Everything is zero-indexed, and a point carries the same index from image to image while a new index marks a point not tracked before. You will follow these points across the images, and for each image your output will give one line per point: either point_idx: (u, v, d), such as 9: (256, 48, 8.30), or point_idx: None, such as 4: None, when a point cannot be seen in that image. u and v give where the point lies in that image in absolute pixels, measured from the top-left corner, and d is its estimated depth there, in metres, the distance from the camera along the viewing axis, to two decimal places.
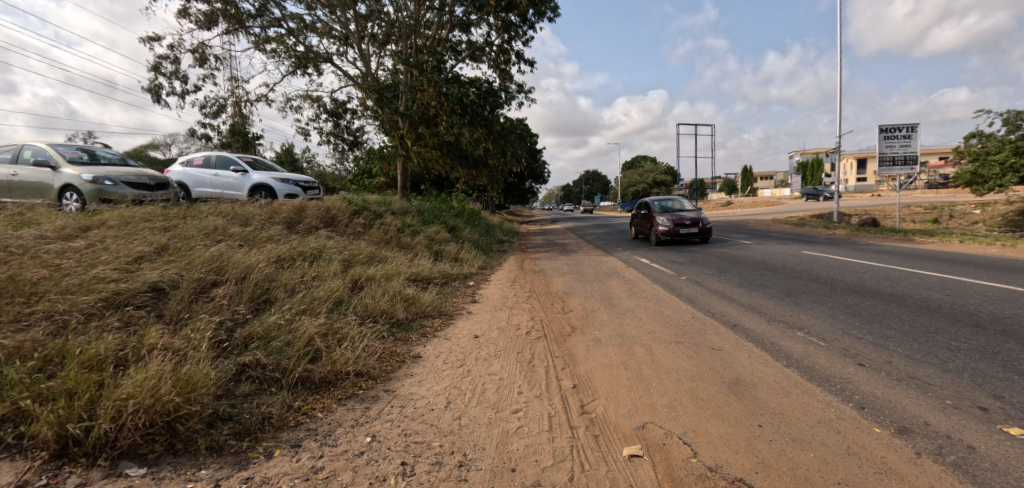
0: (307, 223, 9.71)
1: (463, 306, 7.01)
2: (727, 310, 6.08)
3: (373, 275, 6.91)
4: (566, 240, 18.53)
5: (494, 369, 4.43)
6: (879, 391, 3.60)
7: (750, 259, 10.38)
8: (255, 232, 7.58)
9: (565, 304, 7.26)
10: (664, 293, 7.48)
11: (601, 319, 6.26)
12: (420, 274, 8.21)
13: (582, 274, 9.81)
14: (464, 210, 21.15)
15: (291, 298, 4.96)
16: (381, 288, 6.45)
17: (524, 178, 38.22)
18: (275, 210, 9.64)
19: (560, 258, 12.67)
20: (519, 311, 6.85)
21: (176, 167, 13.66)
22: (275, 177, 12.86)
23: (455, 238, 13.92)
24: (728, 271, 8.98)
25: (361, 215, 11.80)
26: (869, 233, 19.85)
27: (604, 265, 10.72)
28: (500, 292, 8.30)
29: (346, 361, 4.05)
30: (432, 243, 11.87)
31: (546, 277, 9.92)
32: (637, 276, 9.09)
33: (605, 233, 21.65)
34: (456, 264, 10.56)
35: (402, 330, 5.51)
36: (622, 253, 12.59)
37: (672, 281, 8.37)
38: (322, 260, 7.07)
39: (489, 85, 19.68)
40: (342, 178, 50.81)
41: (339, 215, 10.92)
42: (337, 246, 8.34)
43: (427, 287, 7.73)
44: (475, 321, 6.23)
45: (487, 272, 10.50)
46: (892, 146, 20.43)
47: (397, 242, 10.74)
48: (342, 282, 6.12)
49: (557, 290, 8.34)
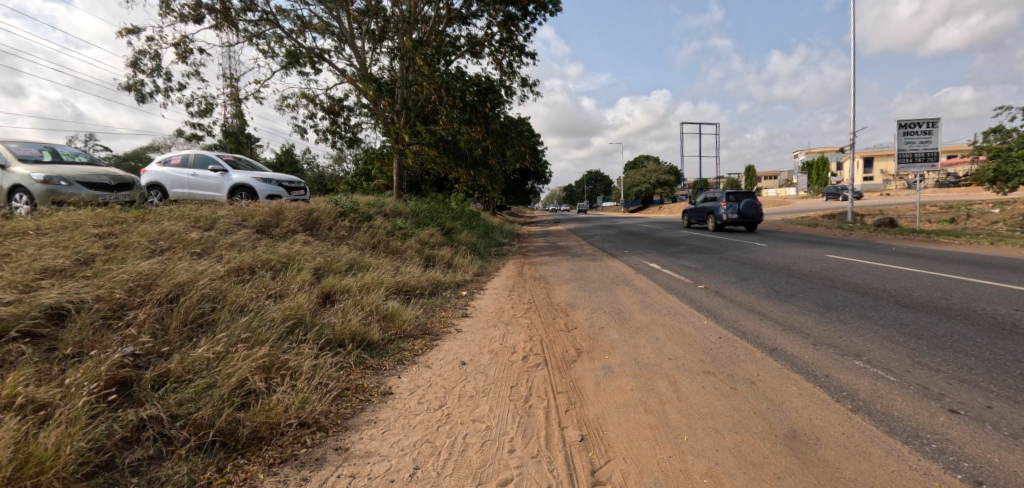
0: (285, 228, 8.84)
1: (452, 322, 6.12)
2: (760, 329, 5.16)
3: (349, 286, 6.03)
4: (568, 243, 17.57)
5: (481, 413, 3.52)
6: (997, 459, 2.69)
7: (772, 264, 9.45)
8: (219, 238, 6.73)
9: (568, 318, 6.32)
10: (681, 305, 6.57)
11: (611, 338, 5.34)
12: (405, 284, 7.31)
13: (588, 282, 8.91)
14: (463, 212, 20.25)
15: (235, 320, 4.09)
16: (355, 301, 5.56)
17: (525, 178, 37.25)
18: (249, 213, 8.78)
19: (562, 263, 11.74)
20: (515, 327, 5.92)
21: (152, 167, 12.81)
22: (257, 176, 11.97)
23: (450, 242, 13.02)
24: (751, 279, 8.06)
25: (347, 217, 10.92)
26: (888, 234, 18.83)
27: (610, 271, 9.81)
28: (495, 303, 7.38)
29: (290, 407, 3.16)
30: (424, 248, 10.98)
31: (548, 284, 9.00)
32: (648, 285, 8.17)
33: (610, 234, 20.75)
34: (449, 270, 9.67)
35: (375, 356, 4.61)
36: (630, 257, 11.67)
37: (689, 290, 7.47)
38: (291, 269, 6.20)
39: (488, 81, 18.78)
40: (342, 179, 49.99)
41: (322, 218, 10.06)
42: (313, 252, 7.47)
43: (413, 300, 6.84)
44: (463, 341, 5.31)
45: (483, 279, 9.61)
46: (912, 142, 19.40)
47: (385, 246, 9.86)
48: (309, 297, 5.25)
49: (561, 301, 7.43)
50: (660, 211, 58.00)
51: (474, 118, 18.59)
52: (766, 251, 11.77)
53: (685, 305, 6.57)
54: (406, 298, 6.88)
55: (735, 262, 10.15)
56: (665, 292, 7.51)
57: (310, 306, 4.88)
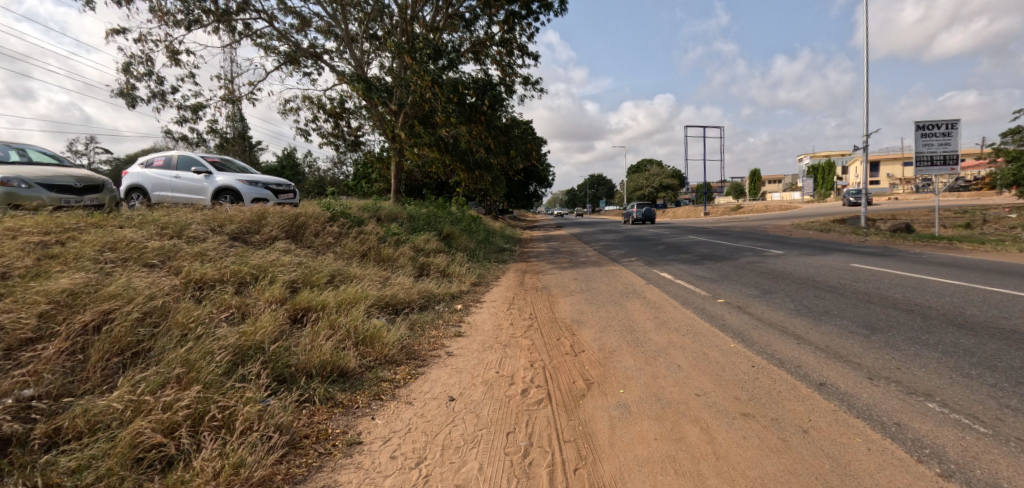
0: (266, 234, 8.16)
1: (443, 343, 5.40)
2: (798, 355, 4.43)
3: (325, 301, 5.33)
4: (572, 248, 16.85)
5: (470, 475, 2.81)
6: None
7: (794, 274, 8.70)
8: (186, 246, 6.05)
9: (575, 338, 5.61)
10: (700, 323, 5.86)
11: (624, 365, 4.61)
12: (392, 297, 6.61)
13: (595, 293, 8.19)
14: (464, 216, 19.56)
15: (170, 347, 3.46)
16: (331, 320, 4.87)
17: (527, 181, 36.52)
18: (227, 218, 8.09)
19: (566, 270, 11.04)
20: (515, 350, 5.20)
21: (135, 169, 12.15)
22: (242, 178, 11.27)
23: (447, 248, 12.33)
24: (775, 292, 7.31)
25: (336, 222, 10.22)
26: (906, 239, 18.04)
27: (618, 281, 9.07)
28: (493, 318, 6.69)
29: (217, 475, 2.54)
30: (418, 255, 10.30)
31: (551, 296, 8.31)
32: (661, 297, 7.45)
33: (615, 239, 20.02)
34: (444, 280, 8.95)
35: (347, 390, 3.92)
36: (638, 265, 10.92)
37: (707, 305, 6.75)
38: (262, 282, 5.53)
39: (489, 79, 18.10)
40: (342, 181, 49.27)
41: (309, 223, 9.37)
42: (293, 261, 6.79)
43: (400, 317, 6.13)
44: (454, 368, 4.61)
45: (481, 289, 8.89)
46: (929, 144, 18.62)
47: (375, 254, 9.15)
48: (276, 315, 4.58)
49: (565, 316, 6.70)
50: (665, 215, 57.24)
51: (475, 118, 17.90)
52: (783, 259, 11.00)
53: (705, 323, 5.85)
54: (392, 316, 6.16)
55: (753, 271, 9.41)
56: (680, 307, 6.80)
57: (272, 327, 4.22)
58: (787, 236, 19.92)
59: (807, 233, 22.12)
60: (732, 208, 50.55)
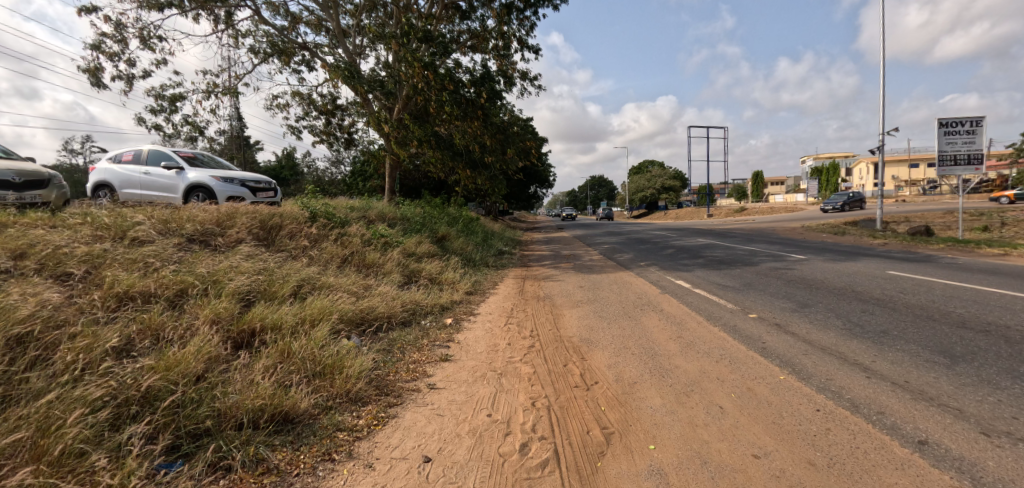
0: (231, 237, 7.23)
1: (425, 371, 4.44)
2: (876, 397, 3.49)
3: (278, 319, 4.41)
4: (576, 252, 15.81)
5: None
6: None
7: (828, 284, 7.73)
8: (120, 252, 5.13)
9: (585, 365, 4.63)
10: (731, 345, 4.92)
11: (649, 404, 3.65)
12: (368, 311, 5.66)
13: (603, 304, 7.24)
14: (461, 217, 18.62)
15: (31, 404, 2.61)
16: (282, 345, 3.95)
17: (527, 182, 35.52)
18: (186, 218, 7.15)
19: (570, 276, 10.07)
20: (514, 381, 4.23)
21: (102, 163, 11.22)
22: (216, 175, 10.26)
23: (441, 251, 11.35)
24: (815, 306, 6.33)
25: (315, 223, 9.25)
26: (930, 243, 17.00)
27: (629, 290, 8.09)
28: (487, 336, 5.73)
29: None
30: (407, 259, 9.32)
31: (554, 307, 7.34)
32: (680, 310, 6.53)
33: (619, 242, 19.09)
34: (433, 288, 7.97)
35: (290, 445, 2.99)
36: (649, 271, 9.95)
37: (735, 320, 5.80)
38: (205, 297, 4.62)
39: (486, 72, 17.12)
40: (338, 181, 48.28)
41: (284, 224, 8.41)
42: (256, 268, 5.87)
43: (376, 337, 5.18)
44: (433, 410, 3.64)
45: (476, 299, 7.91)
46: (953, 142, 17.63)
47: (356, 259, 8.19)
48: (208, 340, 3.68)
49: (571, 333, 5.75)
50: (668, 216, 56.21)
51: (471, 113, 16.97)
52: (808, 264, 10.01)
53: (737, 345, 4.91)
54: (366, 336, 5.20)
55: (780, 279, 8.43)
56: (703, 322, 5.86)
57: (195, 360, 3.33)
58: (800, 239, 18.95)
59: (819, 236, 21.15)
60: (736, 210, 49.65)
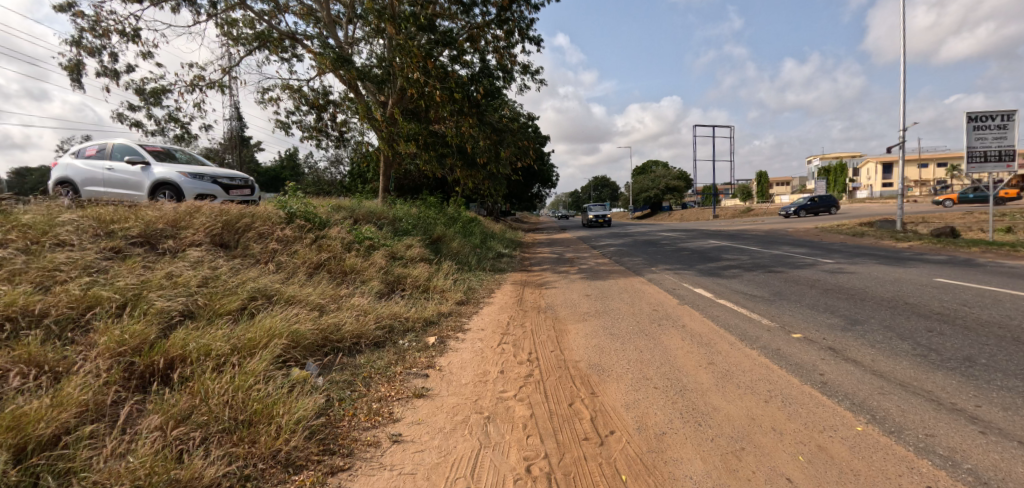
0: (186, 239, 6.24)
1: (392, 413, 3.48)
2: (1006, 471, 2.54)
3: (200, 348, 3.46)
4: (580, 254, 14.81)
5: None
6: None
7: (873, 294, 6.73)
8: (24, 263, 4.18)
9: (598, 403, 3.66)
10: (778, 378, 3.93)
11: (687, 472, 2.68)
12: (330, 330, 4.69)
13: (616, 318, 6.22)
14: (459, 217, 17.66)
15: None
16: (196, 391, 3.00)
17: (530, 181, 34.49)
18: (133, 218, 6.19)
19: (574, 283, 9.11)
20: (504, 429, 3.27)
21: (65, 159, 10.28)
22: (184, 171, 9.28)
23: (433, 254, 10.39)
24: (868, 323, 5.31)
25: (290, 223, 8.29)
26: (960, 244, 15.89)
27: (643, 301, 7.08)
28: (476, 359, 4.75)
29: None
30: (393, 264, 8.36)
31: (557, 320, 6.37)
32: (707, 327, 5.52)
33: (626, 244, 18.08)
34: (419, 299, 6.98)
35: None
36: (663, 277, 8.93)
37: (775, 341, 4.79)
38: (114, 320, 3.65)
39: (485, 65, 16.13)
40: (337, 181, 47.31)
41: (253, 226, 7.43)
42: (200, 280, 4.91)
43: (337, 367, 4.20)
44: (392, 479, 2.68)
45: (469, 310, 6.96)
46: (983, 138, 16.52)
47: (332, 264, 7.20)
48: (85, 390, 2.74)
49: (578, 357, 4.75)
50: (673, 216, 55.04)
51: (468, 109, 15.97)
52: (840, 270, 8.98)
53: (786, 378, 3.91)
54: (325, 364, 4.24)
55: (813, 287, 7.45)
56: (738, 343, 4.87)
57: (40, 432, 2.40)
58: (818, 241, 17.87)
59: (836, 237, 20.05)
60: (743, 209, 48.57)
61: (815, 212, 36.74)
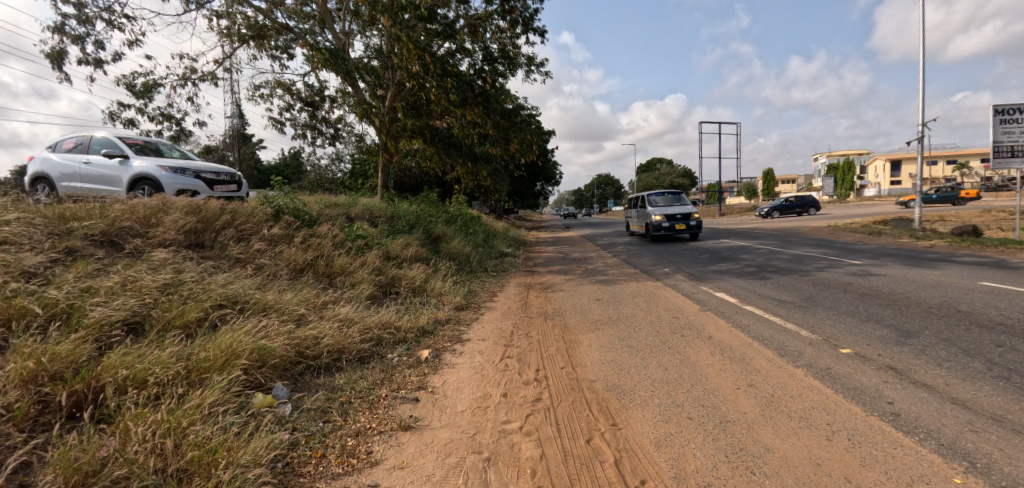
0: (155, 238, 5.64)
1: (370, 453, 2.86)
2: None
3: (135, 376, 2.90)
4: (587, 254, 14.19)
5: None
6: None
7: (919, 301, 6.05)
8: None
9: (624, 439, 3.02)
10: (836, 407, 3.29)
11: None
12: (303, 345, 4.06)
13: (634, 327, 5.55)
14: (460, 215, 17.03)
15: None
16: (118, 439, 2.43)
17: (533, 179, 33.83)
18: (97, 214, 5.60)
19: (583, 285, 8.48)
20: (508, 476, 2.63)
21: (42, 152, 9.72)
22: (165, 165, 8.67)
23: (432, 254, 9.77)
24: (924, 336, 4.63)
25: (276, 220, 7.68)
26: (985, 244, 15.14)
27: (660, 307, 6.44)
28: (474, 379, 4.11)
29: None
30: (387, 264, 7.73)
31: (565, 328, 5.73)
32: (739, 338, 4.85)
33: (633, 243, 17.41)
34: (414, 304, 6.35)
35: None
36: (679, 280, 8.26)
37: (822, 358, 4.12)
38: (39, 338, 3.09)
39: (487, 57, 15.45)
40: (337, 178, 46.74)
41: (233, 223, 6.81)
42: (158, 286, 4.31)
43: (310, 391, 3.57)
44: None
45: (468, 316, 6.34)
46: (1009, 132, 15.73)
47: (318, 265, 6.58)
48: None
49: (595, 375, 4.10)
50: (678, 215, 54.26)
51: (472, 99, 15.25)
52: (871, 272, 8.31)
53: (845, 407, 3.27)
54: (295, 387, 3.61)
55: (848, 292, 6.78)
56: (778, 359, 4.21)
57: None
58: (835, 240, 17.15)
59: (852, 236, 19.33)
60: (749, 207, 47.75)
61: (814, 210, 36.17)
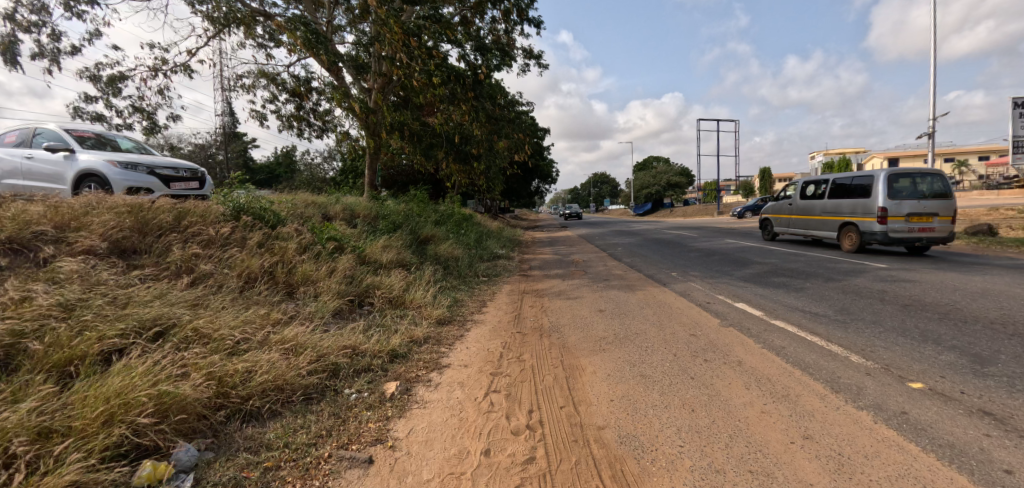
0: (76, 245, 4.75)
1: None
2: None
3: None
4: (587, 256, 13.33)
5: None
6: None
7: (975, 315, 5.22)
8: None
9: None
10: (933, 477, 2.43)
11: None
12: (229, 384, 3.24)
13: (645, 348, 4.68)
14: (452, 214, 16.15)
15: None
16: None
17: (529, 177, 32.86)
18: (5, 218, 4.71)
19: (583, 292, 7.65)
20: None
21: None
22: (114, 160, 7.73)
23: (417, 258, 8.88)
24: (1003, 365, 3.79)
25: (236, 221, 6.76)
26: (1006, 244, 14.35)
27: (673, 321, 5.58)
28: (449, 426, 3.22)
29: None
30: (363, 271, 6.84)
31: (565, 348, 4.87)
32: (775, 366, 4.00)
33: (633, 243, 16.56)
34: (388, 320, 5.46)
35: None
36: (690, 287, 7.42)
37: (891, 399, 3.26)
38: None
39: (480, 45, 14.45)
40: (329, 177, 45.64)
41: (181, 227, 5.93)
42: (52, 306, 3.46)
43: (226, 453, 2.75)
44: None
45: (451, 333, 5.47)
46: None
47: (278, 273, 5.69)
48: None
49: (603, 420, 3.23)
50: (676, 213, 53.46)
51: (461, 94, 14.28)
52: (904, 278, 7.46)
53: (945, 478, 2.42)
54: (208, 446, 2.83)
55: (887, 303, 5.93)
56: (834, 398, 3.35)
57: None
58: None
59: None
60: None
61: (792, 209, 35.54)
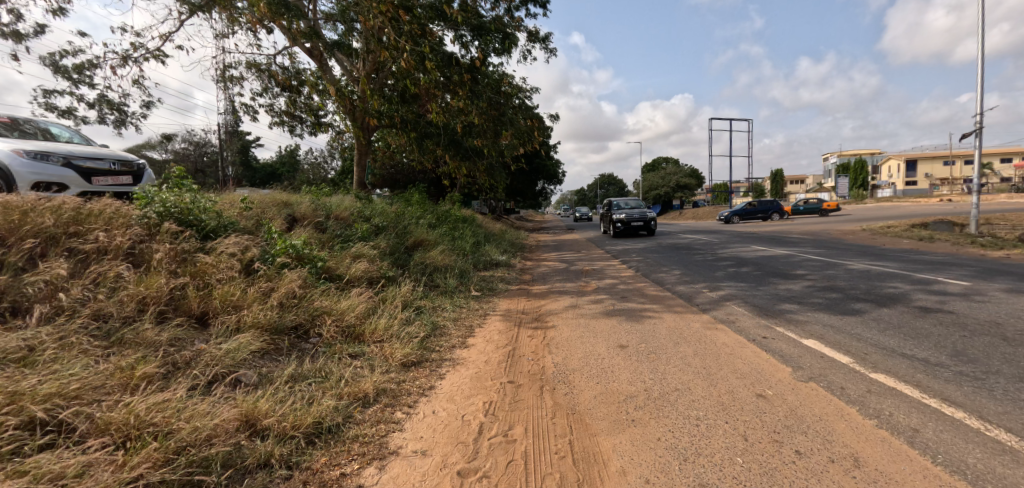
0: None
1: None
2: None
3: None
4: (597, 265, 11.84)
5: None
6: None
7: None
8: None
9: None
10: None
11: None
12: None
13: (696, 420, 3.13)
14: (448, 215, 14.71)
15: None
16: None
17: (535, 177, 31.32)
18: None
19: (596, 314, 6.16)
20: None
21: None
22: (21, 148, 6.29)
23: (397, 268, 7.45)
24: None
25: (159, 224, 5.31)
26: None
27: (724, 366, 4.05)
28: None
29: None
30: (317, 288, 5.38)
31: (577, 415, 3.32)
32: (918, 476, 2.44)
33: (648, 249, 15.04)
34: (332, 364, 3.99)
35: None
36: (730, 311, 5.92)
37: None
38: None
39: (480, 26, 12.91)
40: (328, 177, 44.25)
41: (67, 236, 4.48)
42: None
43: None
44: None
45: (417, 381, 3.98)
46: None
47: (189, 297, 4.25)
48: None
49: None
50: (686, 215, 51.64)
51: (457, 77, 12.71)
52: (1004, 303, 5.89)
53: None
54: None
55: (1008, 342, 4.38)
56: None
57: None
58: (886, 248, 14.65)
59: (898, 242, 16.79)
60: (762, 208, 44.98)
61: (779, 214, 33.84)
